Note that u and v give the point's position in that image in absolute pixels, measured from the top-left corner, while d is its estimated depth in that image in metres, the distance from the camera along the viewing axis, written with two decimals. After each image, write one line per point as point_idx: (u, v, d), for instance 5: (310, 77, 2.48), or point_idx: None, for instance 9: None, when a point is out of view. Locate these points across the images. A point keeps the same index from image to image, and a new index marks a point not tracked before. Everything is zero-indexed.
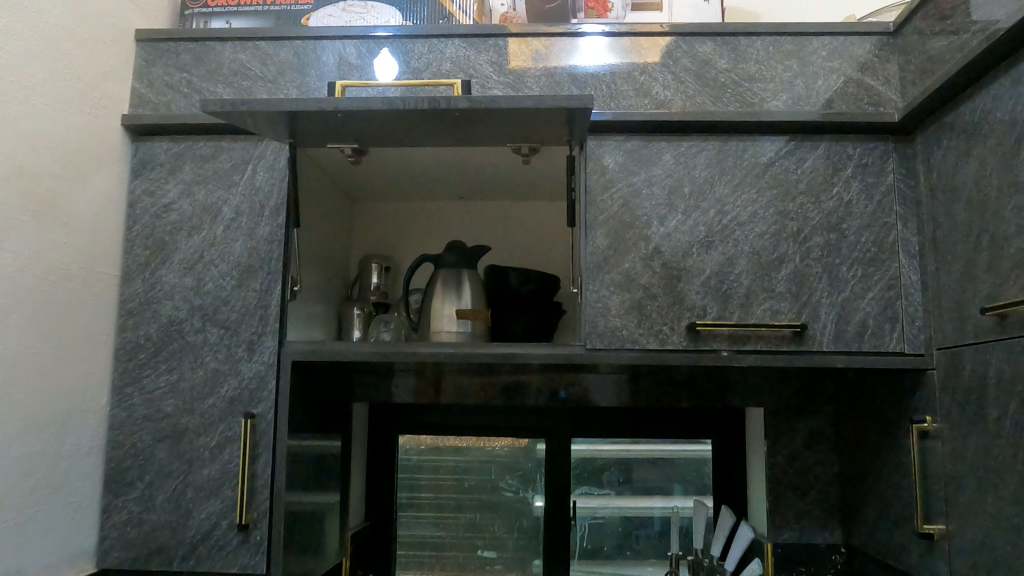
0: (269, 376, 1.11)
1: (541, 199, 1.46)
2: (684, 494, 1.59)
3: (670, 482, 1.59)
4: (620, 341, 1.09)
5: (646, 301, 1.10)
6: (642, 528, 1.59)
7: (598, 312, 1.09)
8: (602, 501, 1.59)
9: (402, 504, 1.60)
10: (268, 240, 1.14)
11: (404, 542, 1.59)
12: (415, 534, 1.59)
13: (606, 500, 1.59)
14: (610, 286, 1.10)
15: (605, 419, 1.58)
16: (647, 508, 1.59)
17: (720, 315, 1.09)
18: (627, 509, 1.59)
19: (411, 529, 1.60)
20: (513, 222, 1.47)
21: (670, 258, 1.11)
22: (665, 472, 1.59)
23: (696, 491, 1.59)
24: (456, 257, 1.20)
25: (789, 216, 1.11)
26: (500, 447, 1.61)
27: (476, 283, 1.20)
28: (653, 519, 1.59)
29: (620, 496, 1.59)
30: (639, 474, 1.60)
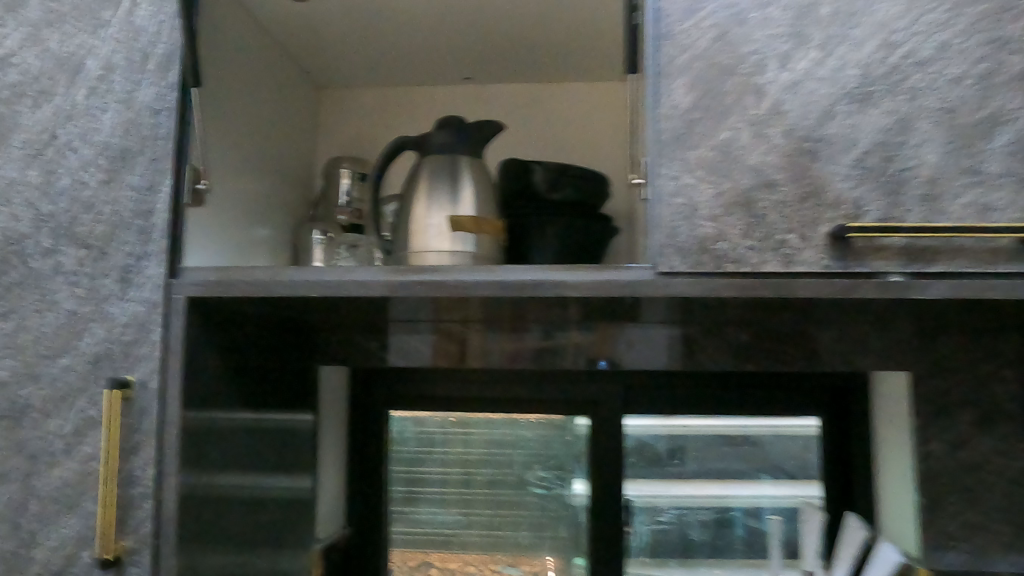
0: (152, 321, 0.70)
1: (580, 73, 1.01)
2: (773, 483, 1.16)
3: (755, 470, 1.17)
4: (716, 262, 0.65)
5: (757, 194, 0.65)
6: (720, 529, 1.17)
7: (678, 215, 0.66)
8: (663, 493, 1.16)
9: (395, 505, 1.20)
10: (151, 106, 0.73)
11: (398, 553, 1.20)
12: (413, 543, 1.20)
13: (673, 490, 1.17)
14: (697, 171, 0.66)
15: (675, 388, 1.14)
16: (726, 500, 1.16)
17: (885, 215, 0.65)
18: (698, 501, 1.17)
19: (409, 535, 1.20)
20: (540, 112, 1.04)
21: (800, 124, 0.66)
22: (752, 460, 1.17)
23: (795, 482, 1.16)
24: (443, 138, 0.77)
25: (1009, 49, 0.66)
26: (525, 427, 1.20)
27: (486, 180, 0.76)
28: (734, 516, 1.16)
29: (689, 489, 1.17)
30: (715, 461, 1.17)
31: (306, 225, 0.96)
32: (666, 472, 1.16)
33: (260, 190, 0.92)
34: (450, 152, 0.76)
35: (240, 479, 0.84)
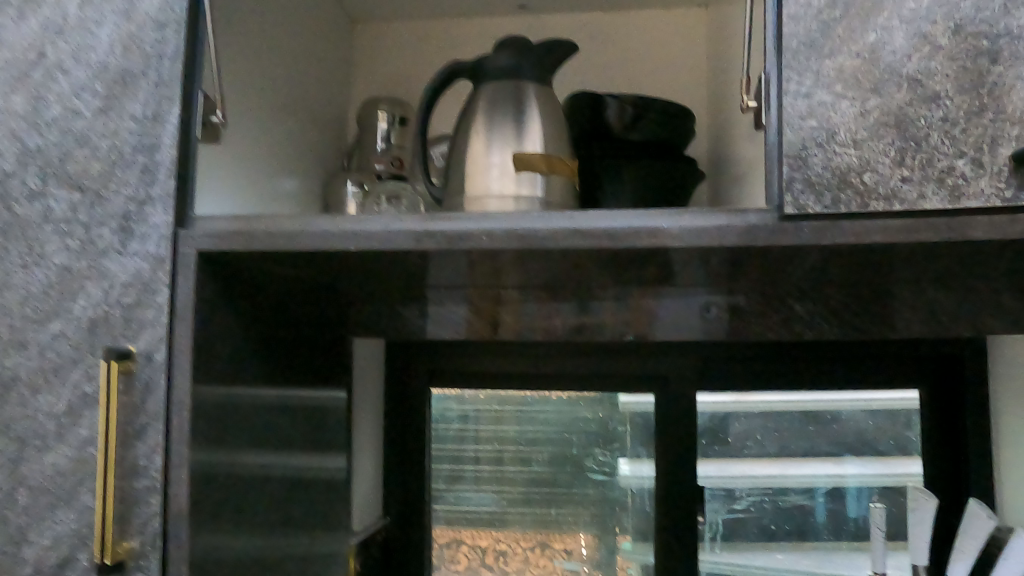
0: (157, 280, 0.58)
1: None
2: (860, 460, 1.02)
3: (840, 449, 1.03)
4: (859, 200, 0.51)
5: (915, 110, 0.52)
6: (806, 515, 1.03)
7: (811, 140, 0.52)
8: (739, 474, 1.03)
9: (441, 490, 1.10)
10: (156, 20, 0.60)
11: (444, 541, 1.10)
12: (460, 529, 1.10)
13: (749, 471, 1.03)
14: (835, 85, 0.52)
15: (757, 364, 1.00)
16: (806, 481, 1.03)
17: None
18: (777, 482, 1.03)
19: (454, 521, 1.10)
20: (601, 46, 0.90)
21: (976, 15, 0.52)
22: (841, 443, 1.03)
23: (891, 461, 1.01)
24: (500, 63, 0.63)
25: None
26: (583, 407, 1.08)
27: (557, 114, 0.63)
28: (817, 498, 1.03)
29: (768, 472, 1.03)
30: (795, 441, 1.03)
31: (342, 174, 0.85)
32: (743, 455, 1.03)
33: (286, 135, 0.80)
34: (513, 79, 0.63)
35: (268, 464, 0.73)
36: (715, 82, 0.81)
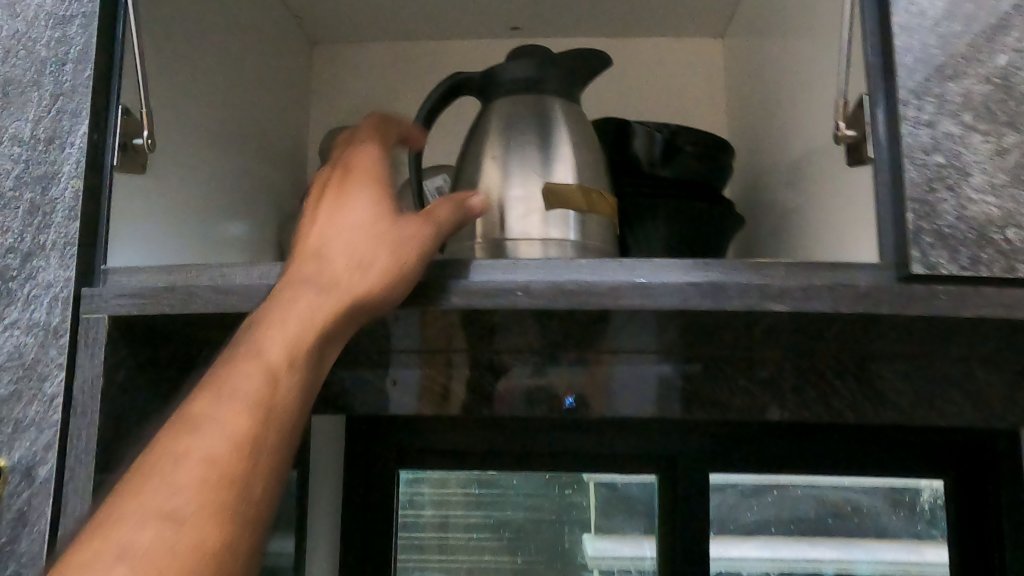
0: (46, 360, 0.42)
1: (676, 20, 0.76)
2: (881, 553, 0.90)
3: (860, 541, 0.91)
4: (1004, 261, 0.39)
5: None
6: None
7: (938, 182, 0.40)
8: (748, 556, 0.92)
9: None
10: (53, 12, 0.45)
11: None
12: None
13: (758, 552, 0.92)
14: (962, 116, 0.40)
15: (782, 440, 0.86)
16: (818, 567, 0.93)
17: None
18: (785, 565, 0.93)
19: None
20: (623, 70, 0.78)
21: None
22: (848, 530, 0.91)
23: (873, 545, 0.91)
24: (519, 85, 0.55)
25: None
26: (576, 495, 0.94)
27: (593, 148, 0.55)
28: None
29: (747, 550, 0.92)
30: (809, 528, 0.92)
31: (300, 218, 0.70)
32: (754, 535, 0.92)
33: (231, 172, 0.66)
34: (537, 99, 0.55)
35: None
36: (754, 119, 0.71)
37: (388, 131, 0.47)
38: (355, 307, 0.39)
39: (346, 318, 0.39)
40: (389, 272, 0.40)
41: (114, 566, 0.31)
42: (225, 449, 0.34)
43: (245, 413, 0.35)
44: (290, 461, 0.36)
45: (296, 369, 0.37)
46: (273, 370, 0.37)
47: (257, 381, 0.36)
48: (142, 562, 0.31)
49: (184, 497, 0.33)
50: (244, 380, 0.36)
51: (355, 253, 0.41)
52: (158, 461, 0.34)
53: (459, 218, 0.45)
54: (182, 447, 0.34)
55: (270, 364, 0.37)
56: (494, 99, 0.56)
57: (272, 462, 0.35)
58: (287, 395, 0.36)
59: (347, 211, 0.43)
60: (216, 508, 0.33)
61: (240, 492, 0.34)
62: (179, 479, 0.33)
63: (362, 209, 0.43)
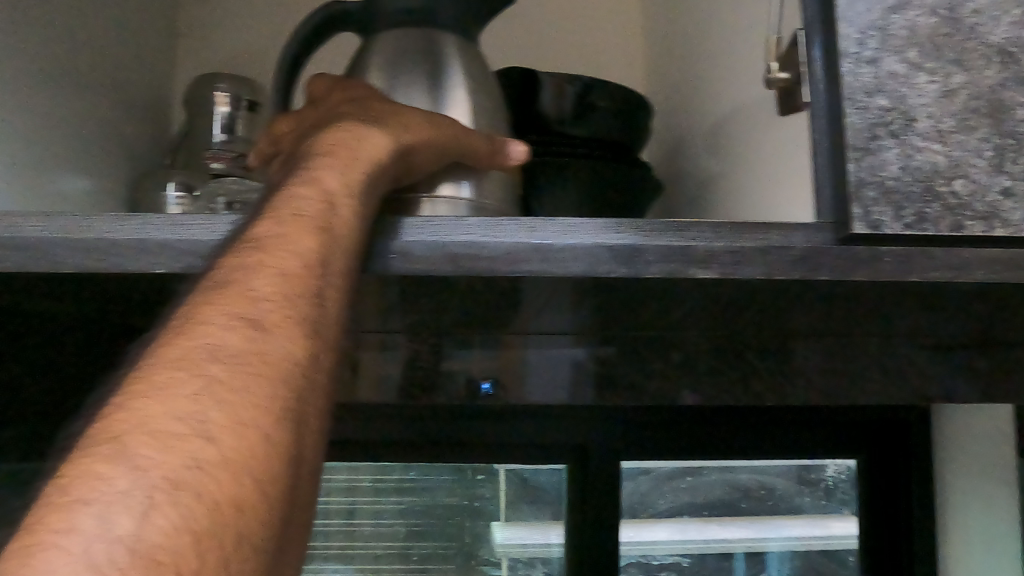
0: None
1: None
2: (790, 530, 0.90)
3: (773, 519, 0.90)
4: (952, 218, 0.34)
5: (1012, 96, 0.36)
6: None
7: (880, 126, 0.34)
8: (659, 543, 0.88)
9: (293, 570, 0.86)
10: None
11: None
12: None
13: (671, 538, 0.88)
14: (907, 49, 0.35)
15: (698, 425, 0.83)
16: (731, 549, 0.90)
17: None
18: (698, 549, 0.90)
19: None
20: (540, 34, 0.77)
21: None
22: (761, 510, 0.90)
23: (781, 522, 0.90)
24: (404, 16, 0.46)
25: None
26: (483, 484, 0.86)
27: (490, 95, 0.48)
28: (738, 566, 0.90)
29: (658, 533, 0.88)
30: (722, 507, 0.90)
31: (156, 173, 0.59)
32: (667, 522, 0.88)
33: (77, 110, 0.55)
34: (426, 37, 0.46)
35: None
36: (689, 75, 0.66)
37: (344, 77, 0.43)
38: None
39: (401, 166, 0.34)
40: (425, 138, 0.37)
41: (205, 363, 0.25)
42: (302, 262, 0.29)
43: (317, 229, 0.30)
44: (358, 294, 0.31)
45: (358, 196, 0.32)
46: (335, 196, 0.31)
47: (318, 205, 0.31)
48: (239, 359, 0.25)
49: (267, 307, 0.27)
50: (304, 204, 0.31)
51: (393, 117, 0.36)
52: (222, 272, 0.28)
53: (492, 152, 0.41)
54: (265, 252, 0.29)
55: (332, 185, 0.32)
56: (376, 37, 0.47)
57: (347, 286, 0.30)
58: (351, 217, 0.31)
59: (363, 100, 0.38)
60: (298, 318, 0.27)
61: (318, 308, 0.28)
62: (255, 290, 0.27)
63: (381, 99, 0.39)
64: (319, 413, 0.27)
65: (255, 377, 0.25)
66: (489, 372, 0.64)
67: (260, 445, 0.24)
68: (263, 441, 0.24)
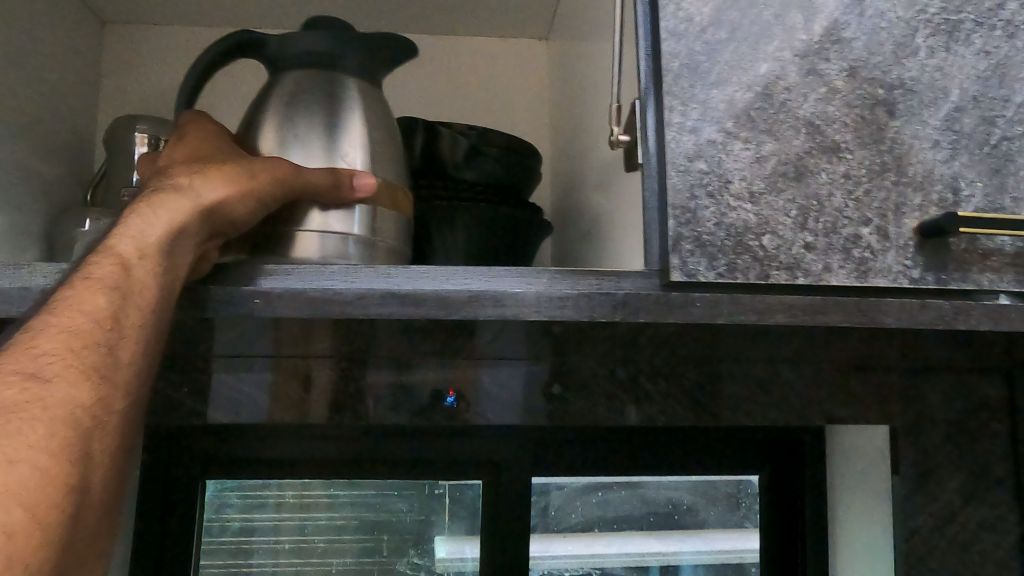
0: None
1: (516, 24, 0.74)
2: (699, 543, 0.96)
3: (680, 532, 0.96)
4: (758, 268, 0.39)
5: (815, 162, 0.41)
6: None
7: (699, 187, 0.39)
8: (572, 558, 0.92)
9: None
10: None
11: None
12: None
13: (585, 552, 0.93)
14: (725, 119, 0.40)
15: (609, 443, 0.87)
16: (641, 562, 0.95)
17: (990, 205, 0.43)
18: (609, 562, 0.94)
19: None
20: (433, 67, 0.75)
21: (869, 59, 0.43)
22: (670, 525, 0.95)
23: (712, 536, 0.95)
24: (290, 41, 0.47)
25: None
26: (400, 500, 0.89)
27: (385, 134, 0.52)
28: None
29: (587, 549, 0.93)
30: (633, 521, 0.95)
31: (75, 206, 0.62)
32: (583, 537, 0.93)
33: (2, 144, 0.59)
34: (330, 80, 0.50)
35: None
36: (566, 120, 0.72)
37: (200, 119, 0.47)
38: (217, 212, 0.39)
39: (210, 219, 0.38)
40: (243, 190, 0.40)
41: None
42: (87, 322, 0.34)
43: (106, 292, 0.35)
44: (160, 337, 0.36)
45: (153, 255, 0.36)
46: (128, 259, 0.36)
47: (112, 269, 0.36)
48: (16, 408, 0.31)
49: (51, 361, 0.33)
50: (100, 269, 0.36)
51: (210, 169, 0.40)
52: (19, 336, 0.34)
53: (334, 186, 0.44)
54: (57, 311, 0.34)
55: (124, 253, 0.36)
56: (282, 73, 0.51)
57: (138, 337, 0.35)
58: (140, 278, 0.35)
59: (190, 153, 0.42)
60: (82, 367, 0.33)
61: (102, 356, 0.34)
62: (41, 346, 0.33)
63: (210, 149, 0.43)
64: (104, 441, 0.33)
65: (27, 421, 0.31)
66: (446, 384, 0.72)
67: (26, 476, 0.30)
68: (27, 479, 0.30)
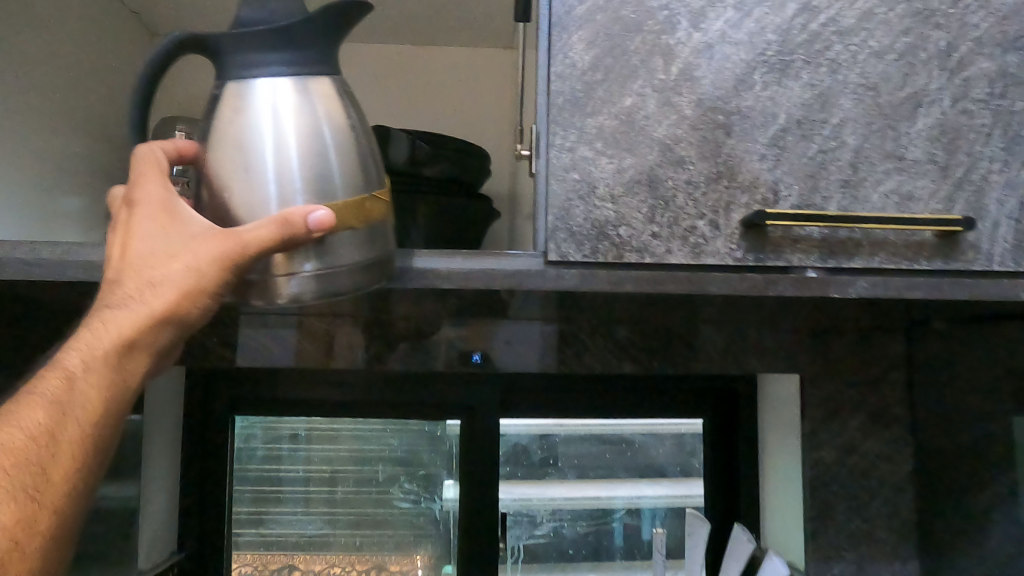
0: None
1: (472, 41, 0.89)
2: (656, 482, 1.09)
3: (637, 471, 1.09)
4: (615, 251, 0.55)
5: (664, 172, 0.56)
6: (602, 526, 1.08)
7: (573, 193, 0.55)
8: (538, 498, 1.05)
9: (243, 503, 1.02)
10: None
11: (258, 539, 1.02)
12: (257, 537, 1.02)
13: (551, 494, 1.07)
14: (597, 141, 0.55)
15: (573, 388, 1.03)
16: (608, 500, 1.08)
17: (803, 203, 0.57)
18: (578, 501, 1.08)
19: (264, 531, 1.02)
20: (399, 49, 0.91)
21: (714, 92, 0.57)
22: (627, 465, 1.09)
23: (674, 481, 1.09)
24: (259, 54, 0.47)
25: (932, 23, 0.60)
26: (393, 434, 1.05)
27: (365, 131, 0.52)
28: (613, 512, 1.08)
29: (565, 493, 1.07)
30: (593, 460, 1.09)
31: None
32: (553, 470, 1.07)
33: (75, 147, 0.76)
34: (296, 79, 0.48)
35: None
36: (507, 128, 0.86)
37: (161, 158, 0.48)
38: (167, 317, 0.45)
39: (160, 327, 0.45)
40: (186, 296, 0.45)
41: None
42: (25, 438, 0.41)
43: (51, 405, 0.42)
44: (99, 443, 0.43)
45: (100, 369, 0.44)
46: (75, 372, 0.43)
47: (59, 382, 0.43)
48: None
49: None
50: (48, 385, 0.43)
51: (160, 268, 0.45)
52: None
53: (282, 242, 0.45)
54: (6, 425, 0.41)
55: (73, 369, 0.43)
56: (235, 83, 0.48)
57: (74, 447, 0.42)
58: (86, 388, 0.43)
59: (141, 234, 0.46)
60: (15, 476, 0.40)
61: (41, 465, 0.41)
62: None
63: (160, 225, 0.46)
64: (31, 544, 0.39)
65: None
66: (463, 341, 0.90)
67: None
68: None
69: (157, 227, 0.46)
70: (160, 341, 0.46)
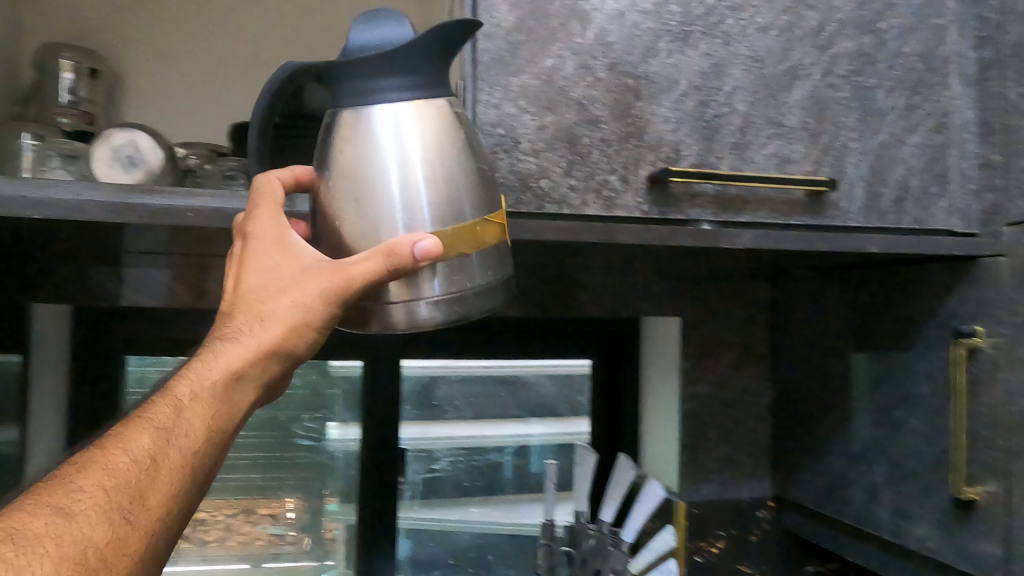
0: None
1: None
2: (545, 421, 1.16)
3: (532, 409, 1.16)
4: (537, 202, 0.59)
5: (580, 130, 0.61)
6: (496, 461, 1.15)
7: (498, 146, 0.59)
8: (439, 439, 1.10)
9: None
10: None
11: None
12: None
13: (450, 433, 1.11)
14: (519, 97, 0.59)
15: (473, 331, 1.09)
16: (500, 438, 1.15)
17: (700, 161, 0.64)
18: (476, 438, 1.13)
19: None
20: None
21: (624, 57, 0.62)
22: (523, 403, 1.15)
23: (567, 421, 1.17)
24: (367, 79, 0.47)
25: (806, 4, 0.68)
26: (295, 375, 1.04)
27: (480, 148, 0.51)
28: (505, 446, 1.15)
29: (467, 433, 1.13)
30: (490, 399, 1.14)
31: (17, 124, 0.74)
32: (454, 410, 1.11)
33: None
34: (415, 102, 0.47)
35: None
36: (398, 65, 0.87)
37: (278, 190, 0.49)
38: (275, 352, 0.44)
39: (267, 361, 0.44)
40: (298, 329, 0.45)
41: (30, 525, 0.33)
42: (130, 460, 0.37)
43: (158, 428, 0.39)
44: (195, 479, 0.40)
45: (208, 398, 0.41)
46: (184, 398, 0.41)
47: (168, 408, 0.40)
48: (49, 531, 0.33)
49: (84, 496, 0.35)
50: (157, 410, 0.40)
51: (272, 299, 0.45)
52: (63, 471, 0.36)
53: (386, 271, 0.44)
54: (117, 446, 0.37)
55: (184, 395, 0.41)
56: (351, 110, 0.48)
57: (174, 475, 0.38)
58: (195, 415, 0.40)
59: (257, 263, 0.46)
60: (114, 497, 0.35)
61: (141, 489, 0.36)
62: (77, 483, 0.35)
63: (274, 256, 0.46)
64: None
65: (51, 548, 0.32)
66: None
67: None
68: None
69: (272, 255, 0.46)
70: (265, 376, 0.44)
